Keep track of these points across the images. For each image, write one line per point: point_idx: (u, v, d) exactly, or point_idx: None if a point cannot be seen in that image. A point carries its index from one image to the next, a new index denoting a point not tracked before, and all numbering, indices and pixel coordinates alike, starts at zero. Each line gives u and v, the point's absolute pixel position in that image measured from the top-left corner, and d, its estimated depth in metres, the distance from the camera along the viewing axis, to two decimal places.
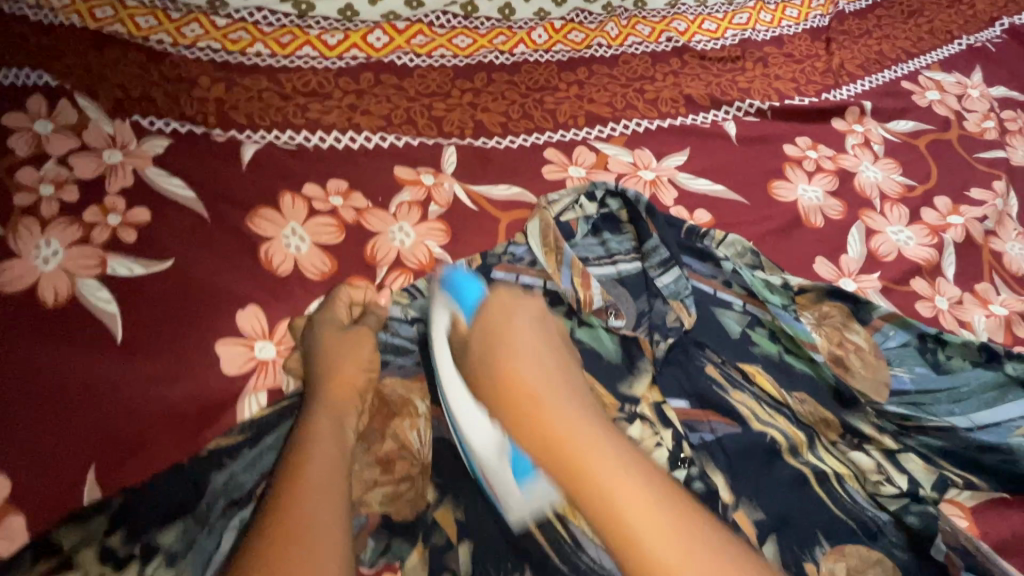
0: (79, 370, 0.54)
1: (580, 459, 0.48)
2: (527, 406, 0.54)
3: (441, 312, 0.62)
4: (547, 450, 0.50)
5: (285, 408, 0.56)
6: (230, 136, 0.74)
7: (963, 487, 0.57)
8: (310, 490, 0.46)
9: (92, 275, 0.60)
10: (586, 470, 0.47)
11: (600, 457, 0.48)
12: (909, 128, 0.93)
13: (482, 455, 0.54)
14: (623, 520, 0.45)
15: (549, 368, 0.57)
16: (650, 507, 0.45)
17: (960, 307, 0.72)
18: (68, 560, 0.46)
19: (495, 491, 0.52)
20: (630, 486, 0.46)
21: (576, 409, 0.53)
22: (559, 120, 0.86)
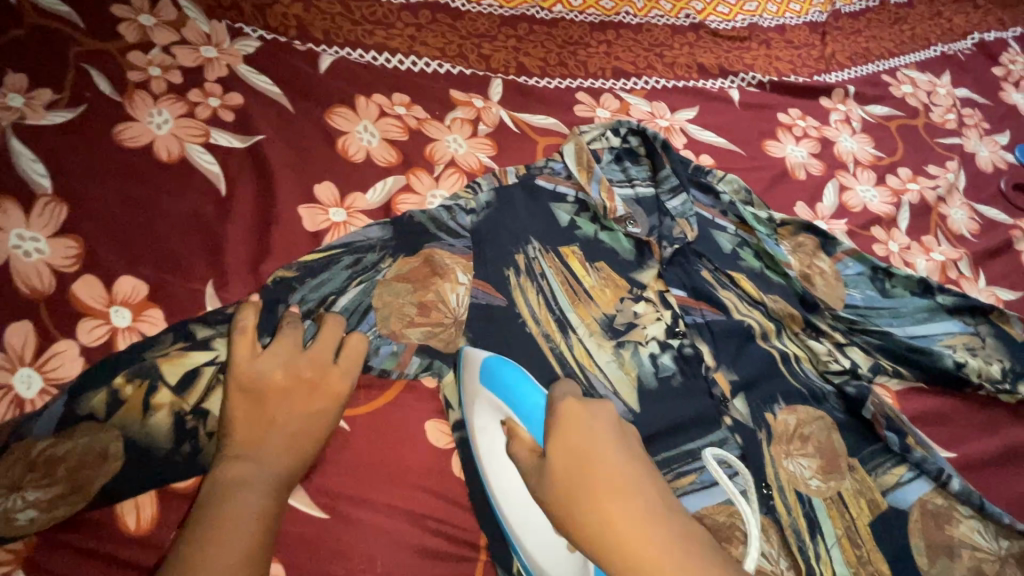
0: (194, 212, 0.65)
1: (605, 476, 0.44)
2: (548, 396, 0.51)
3: (475, 350, 0.58)
4: (574, 462, 0.45)
5: (332, 255, 0.63)
6: (309, 48, 0.85)
7: (891, 374, 0.73)
8: (239, 489, 0.46)
9: (198, 142, 0.70)
10: (618, 512, 0.42)
11: (620, 468, 0.44)
12: (885, 112, 1.09)
13: (512, 505, 0.52)
14: (616, 503, 0.42)
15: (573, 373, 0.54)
16: (655, 529, 0.41)
17: (907, 251, 0.87)
18: (202, 343, 0.56)
19: (520, 537, 0.51)
20: (642, 501, 0.43)
21: (610, 433, 0.47)
22: (590, 71, 0.99)
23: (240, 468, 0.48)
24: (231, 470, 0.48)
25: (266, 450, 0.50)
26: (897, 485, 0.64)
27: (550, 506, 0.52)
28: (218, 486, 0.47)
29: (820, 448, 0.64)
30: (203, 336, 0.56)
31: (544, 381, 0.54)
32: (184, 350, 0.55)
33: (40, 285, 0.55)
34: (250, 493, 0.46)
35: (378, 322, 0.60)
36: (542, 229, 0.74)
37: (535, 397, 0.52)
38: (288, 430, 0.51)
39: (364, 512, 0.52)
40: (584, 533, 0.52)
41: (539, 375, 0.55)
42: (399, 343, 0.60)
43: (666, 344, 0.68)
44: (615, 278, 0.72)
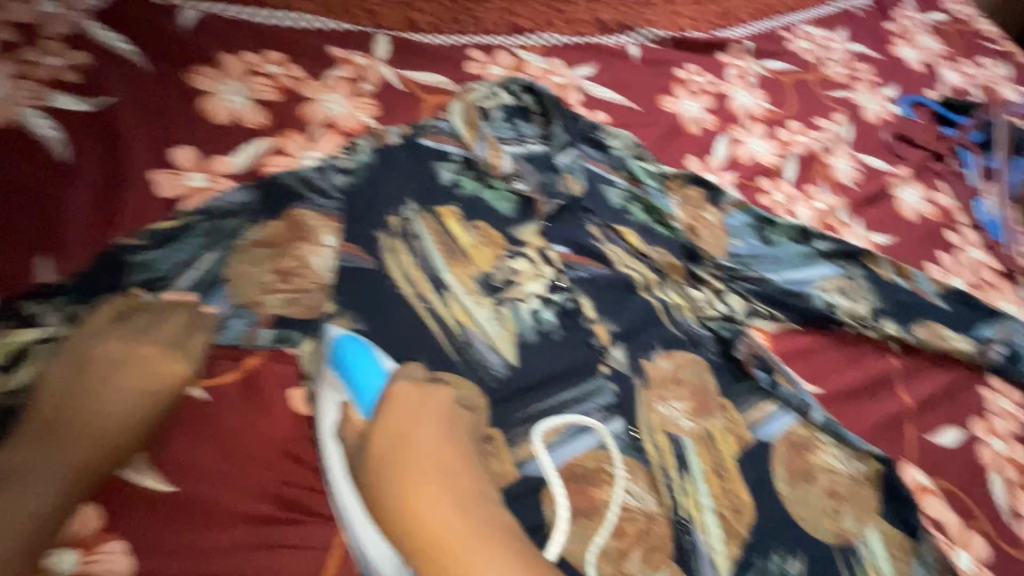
0: (25, 179, 0.59)
1: (432, 500, 0.52)
2: (381, 392, 0.57)
3: (322, 299, 0.60)
4: (399, 468, 0.53)
5: (188, 224, 0.60)
6: (169, 2, 0.79)
7: (767, 317, 0.76)
8: (22, 479, 0.46)
9: (33, 105, 0.64)
10: (443, 530, 0.51)
11: (448, 466, 0.54)
12: (780, 67, 1.11)
13: (337, 465, 0.52)
14: (428, 513, 0.51)
15: (402, 363, 0.58)
16: (479, 544, 0.50)
17: (791, 201, 0.91)
18: (32, 319, 0.52)
19: (350, 480, 0.52)
20: (454, 498, 0.52)
21: (444, 446, 0.55)
22: (485, 27, 0.96)
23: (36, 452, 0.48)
24: (20, 458, 0.47)
25: (69, 441, 0.49)
26: (764, 420, 0.67)
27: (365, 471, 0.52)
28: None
29: (693, 390, 0.67)
30: (32, 310, 0.53)
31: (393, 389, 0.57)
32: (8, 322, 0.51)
33: None
34: (32, 487, 0.46)
35: (232, 294, 0.59)
36: (420, 189, 0.73)
37: (378, 419, 0.55)
38: (103, 419, 0.51)
39: (221, 483, 0.51)
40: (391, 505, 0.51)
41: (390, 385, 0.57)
42: (250, 317, 0.58)
43: (548, 300, 0.69)
44: (493, 235, 0.73)
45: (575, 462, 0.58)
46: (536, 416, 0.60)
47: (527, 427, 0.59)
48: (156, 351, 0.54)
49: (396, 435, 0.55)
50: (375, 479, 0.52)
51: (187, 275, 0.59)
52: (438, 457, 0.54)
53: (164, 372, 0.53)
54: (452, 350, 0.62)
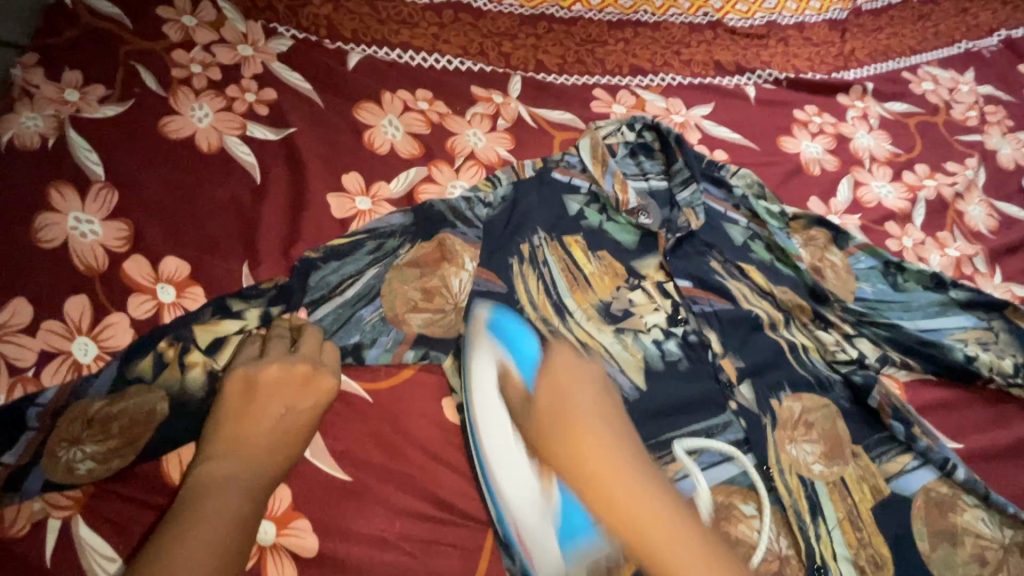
0: (231, 197, 0.70)
1: (644, 522, 0.56)
2: (585, 443, 0.60)
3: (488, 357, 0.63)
4: (602, 501, 0.57)
5: (356, 241, 0.66)
6: (338, 46, 0.90)
7: (899, 365, 0.74)
8: (222, 485, 0.48)
9: (235, 134, 0.75)
10: (654, 545, 0.55)
11: (650, 508, 0.57)
12: (903, 109, 1.09)
13: (517, 511, 0.56)
14: (642, 530, 0.56)
15: (601, 430, 0.61)
16: (672, 531, 0.56)
17: (921, 247, 0.88)
18: (235, 313, 0.61)
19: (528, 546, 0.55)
20: (653, 510, 0.57)
21: (637, 473, 0.59)
22: (607, 68, 1.02)
23: (220, 468, 0.49)
24: (216, 470, 0.49)
25: (251, 452, 0.51)
26: (902, 473, 0.65)
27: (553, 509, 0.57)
28: (200, 483, 0.48)
29: (824, 434, 0.66)
30: (233, 306, 0.61)
31: (583, 433, 0.60)
32: (217, 316, 0.60)
33: (95, 262, 0.61)
34: (228, 495, 0.47)
35: (384, 305, 0.64)
36: (550, 219, 0.77)
37: (584, 472, 0.58)
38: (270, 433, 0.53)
39: (385, 479, 0.56)
40: (584, 550, 0.55)
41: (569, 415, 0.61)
42: (394, 337, 0.62)
43: (669, 332, 0.71)
44: (616, 266, 0.75)
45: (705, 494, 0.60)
46: (666, 443, 0.62)
47: (657, 454, 0.61)
48: (306, 369, 0.56)
49: (596, 488, 0.57)
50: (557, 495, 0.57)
51: (350, 293, 0.64)
52: (628, 475, 0.58)
53: (315, 389, 0.56)
54: (583, 373, 0.65)
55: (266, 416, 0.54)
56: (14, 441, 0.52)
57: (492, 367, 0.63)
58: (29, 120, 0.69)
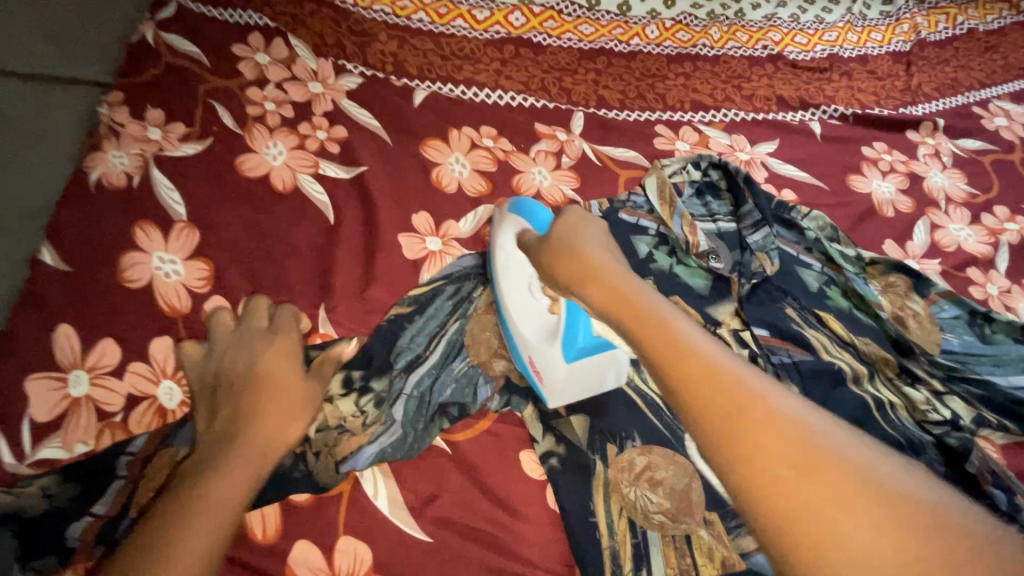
0: (306, 238, 0.70)
1: (750, 405, 0.40)
2: (652, 319, 0.50)
3: (509, 228, 0.68)
4: (669, 359, 0.45)
5: (436, 288, 0.68)
6: (404, 83, 0.91)
7: (996, 428, 0.69)
8: (174, 541, 0.45)
9: (308, 172, 0.76)
10: (755, 424, 0.38)
11: (777, 410, 0.39)
12: (977, 146, 1.05)
13: (529, 342, 0.62)
14: (745, 412, 0.39)
15: (621, 274, 0.57)
16: (791, 438, 0.37)
17: (1007, 295, 0.84)
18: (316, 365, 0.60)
19: (539, 371, 0.61)
20: (733, 382, 0.42)
21: (722, 356, 0.45)
22: (668, 103, 1.01)
23: (163, 515, 0.46)
24: (161, 518, 0.46)
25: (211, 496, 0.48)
26: None
27: (560, 341, 0.62)
28: (143, 537, 0.45)
29: None
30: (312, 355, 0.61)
31: (622, 292, 0.54)
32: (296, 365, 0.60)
33: (179, 303, 0.62)
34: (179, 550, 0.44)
35: (470, 353, 0.65)
36: None
37: (663, 351, 0.46)
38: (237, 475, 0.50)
39: (464, 537, 0.55)
40: (593, 361, 0.60)
41: (588, 267, 0.58)
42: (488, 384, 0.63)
43: None
44: (690, 312, 0.73)
45: None
46: None
47: None
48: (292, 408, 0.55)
49: (671, 347, 0.46)
50: (566, 348, 0.61)
51: (439, 350, 0.64)
52: (716, 356, 0.45)
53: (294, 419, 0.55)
54: (662, 427, 0.61)
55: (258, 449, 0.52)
56: (104, 491, 0.53)
57: (511, 237, 0.68)
58: (115, 158, 0.71)
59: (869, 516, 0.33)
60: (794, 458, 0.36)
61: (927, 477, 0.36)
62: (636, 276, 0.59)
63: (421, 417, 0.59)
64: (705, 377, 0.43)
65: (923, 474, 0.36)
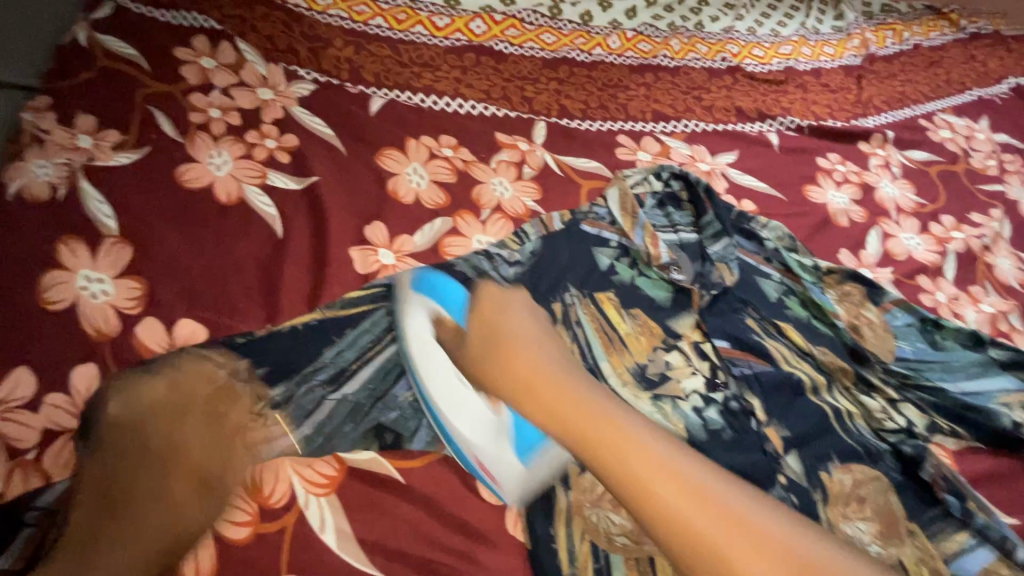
0: (252, 254, 0.66)
1: (637, 469, 0.58)
2: (532, 375, 0.62)
3: (419, 309, 0.64)
4: (576, 438, 0.59)
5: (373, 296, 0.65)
6: (360, 90, 0.88)
7: (948, 433, 0.71)
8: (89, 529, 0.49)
9: (255, 183, 0.72)
10: (649, 484, 0.57)
11: (646, 448, 0.59)
12: (924, 157, 1.09)
13: (476, 447, 0.58)
14: (644, 482, 0.57)
15: (535, 347, 0.64)
16: (700, 503, 0.57)
17: (955, 302, 0.86)
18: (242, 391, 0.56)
19: (492, 474, 0.57)
20: (646, 456, 0.59)
21: (603, 408, 0.62)
22: (630, 113, 1.01)
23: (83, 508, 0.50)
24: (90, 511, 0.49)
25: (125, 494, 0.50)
26: (961, 553, 0.61)
27: (510, 441, 0.59)
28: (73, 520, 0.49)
29: (879, 511, 0.62)
30: (240, 369, 0.57)
31: (540, 379, 0.62)
32: (228, 381, 0.56)
33: (106, 325, 0.57)
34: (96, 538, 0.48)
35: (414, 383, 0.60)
36: (580, 274, 0.75)
37: (530, 400, 0.61)
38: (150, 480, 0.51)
39: (418, 570, 0.52)
40: (542, 461, 0.58)
41: (506, 339, 0.64)
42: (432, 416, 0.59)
43: (709, 398, 0.67)
44: (651, 325, 0.72)
45: None
46: None
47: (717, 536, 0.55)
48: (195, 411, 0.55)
49: (557, 408, 0.61)
50: (522, 445, 0.59)
51: (372, 366, 0.60)
52: (591, 409, 0.61)
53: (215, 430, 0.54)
54: None
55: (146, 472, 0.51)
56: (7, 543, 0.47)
57: (424, 319, 0.63)
58: (38, 168, 0.66)
59: (737, 533, 0.56)
60: (649, 484, 0.57)
61: (767, 502, 0.59)
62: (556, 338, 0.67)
63: (356, 439, 0.57)
64: (607, 440, 0.59)
65: (777, 509, 0.58)
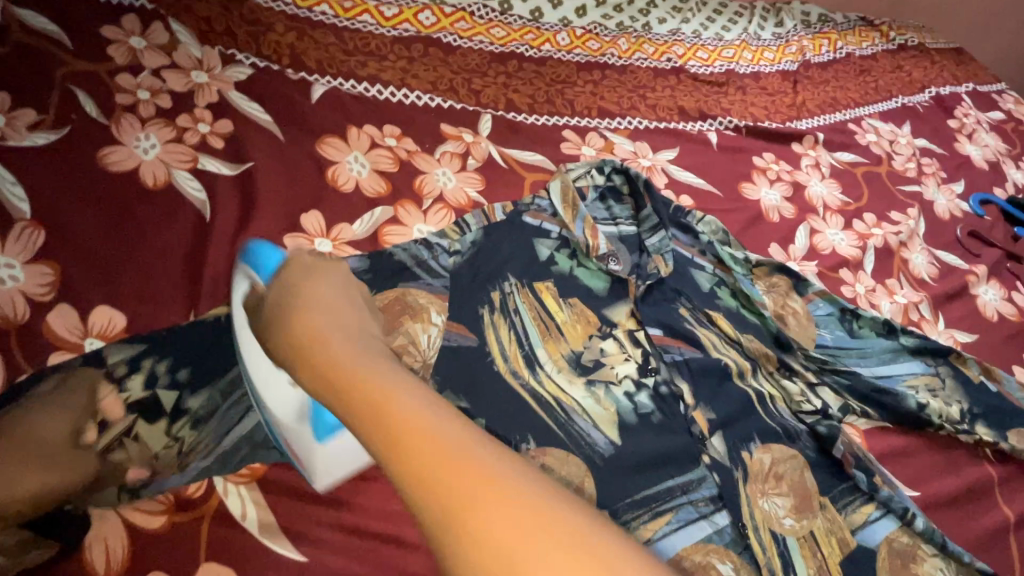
0: (180, 240, 0.64)
1: (450, 472, 0.39)
2: (377, 396, 0.45)
3: (239, 278, 0.61)
4: (377, 425, 0.43)
5: None
6: (302, 77, 0.86)
7: (859, 414, 0.76)
8: None
9: (185, 168, 0.70)
10: (457, 486, 0.38)
11: (489, 475, 0.39)
12: (851, 159, 1.15)
13: (279, 420, 0.54)
14: (467, 496, 0.38)
15: (341, 307, 0.55)
16: (512, 496, 0.38)
17: (873, 294, 0.92)
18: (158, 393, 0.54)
19: (294, 452, 0.53)
20: (484, 465, 0.40)
21: (441, 414, 0.44)
22: (577, 109, 1.03)
23: None
24: None
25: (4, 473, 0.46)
26: (866, 523, 0.66)
27: (311, 420, 0.55)
28: None
29: (794, 487, 0.66)
30: (158, 372, 0.55)
31: (353, 360, 0.49)
32: (147, 391, 0.53)
33: (13, 311, 0.54)
34: None
35: None
36: (520, 265, 0.76)
37: (331, 381, 0.48)
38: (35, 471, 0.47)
39: (347, 555, 0.51)
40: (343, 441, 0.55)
41: (308, 322, 0.53)
42: None
43: (641, 383, 0.70)
44: (587, 314, 0.74)
45: (684, 554, 0.58)
46: (643, 501, 0.60)
47: (634, 513, 0.59)
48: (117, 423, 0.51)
49: (355, 384, 0.46)
50: (319, 427, 0.55)
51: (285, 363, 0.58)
52: (417, 396, 0.45)
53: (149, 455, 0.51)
54: (557, 429, 0.62)
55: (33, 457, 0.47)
56: None
57: (242, 286, 0.60)
58: None
59: None
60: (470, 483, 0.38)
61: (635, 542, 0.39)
62: (359, 311, 0.57)
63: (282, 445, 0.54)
64: (467, 494, 0.38)
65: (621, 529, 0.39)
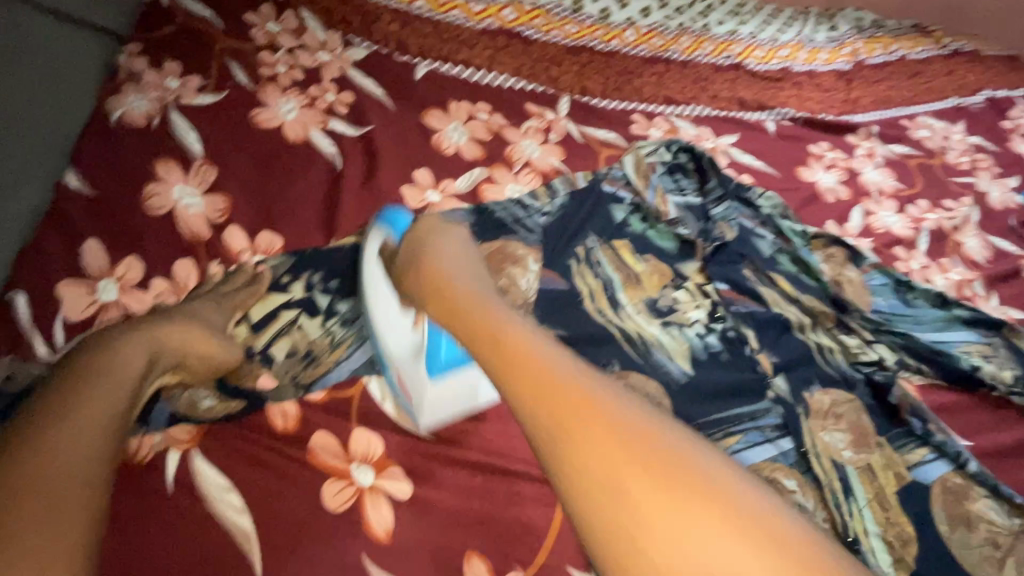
0: (319, 185, 0.76)
1: (602, 428, 0.46)
2: (523, 360, 0.51)
3: (375, 237, 0.70)
4: (519, 372, 0.50)
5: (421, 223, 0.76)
6: (406, 59, 0.98)
7: (914, 371, 0.82)
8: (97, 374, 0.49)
9: (319, 127, 0.82)
10: (610, 441, 0.45)
11: (627, 430, 0.46)
12: (905, 151, 1.21)
13: (395, 356, 0.63)
14: (624, 445, 0.45)
15: (470, 281, 0.63)
16: (655, 469, 0.43)
17: (926, 270, 0.98)
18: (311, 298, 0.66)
19: (408, 391, 0.62)
20: (630, 436, 0.45)
21: (602, 391, 0.49)
22: (644, 96, 1.12)
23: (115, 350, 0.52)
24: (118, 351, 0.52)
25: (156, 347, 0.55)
26: (922, 462, 0.71)
27: (424, 359, 0.64)
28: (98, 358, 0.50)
29: (852, 425, 0.72)
30: (314, 282, 0.67)
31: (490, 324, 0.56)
32: (306, 293, 0.66)
33: (200, 231, 0.67)
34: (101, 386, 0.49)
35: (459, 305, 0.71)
36: (600, 224, 0.84)
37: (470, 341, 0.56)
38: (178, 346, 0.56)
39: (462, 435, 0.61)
40: (455, 379, 0.63)
41: (459, 309, 0.59)
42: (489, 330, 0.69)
43: (710, 326, 0.78)
44: (662, 267, 0.83)
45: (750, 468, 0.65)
46: (717, 423, 0.68)
47: (708, 431, 0.67)
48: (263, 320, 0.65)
49: (509, 353, 0.52)
50: (431, 366, 0.64)
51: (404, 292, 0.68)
52: (561, 365, 0.51)
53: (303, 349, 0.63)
54: (639, 358, 0.71)
55: (161, 337, 0.56)
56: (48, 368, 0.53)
57: (376, 248, 0.70)
58: (134, 101, 0.75)
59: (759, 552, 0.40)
60: (638, 459, 0.44)
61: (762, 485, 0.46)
62: (493, 293, 0.62)
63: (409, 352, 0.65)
64: (617, 444, 0.45)
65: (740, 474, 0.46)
